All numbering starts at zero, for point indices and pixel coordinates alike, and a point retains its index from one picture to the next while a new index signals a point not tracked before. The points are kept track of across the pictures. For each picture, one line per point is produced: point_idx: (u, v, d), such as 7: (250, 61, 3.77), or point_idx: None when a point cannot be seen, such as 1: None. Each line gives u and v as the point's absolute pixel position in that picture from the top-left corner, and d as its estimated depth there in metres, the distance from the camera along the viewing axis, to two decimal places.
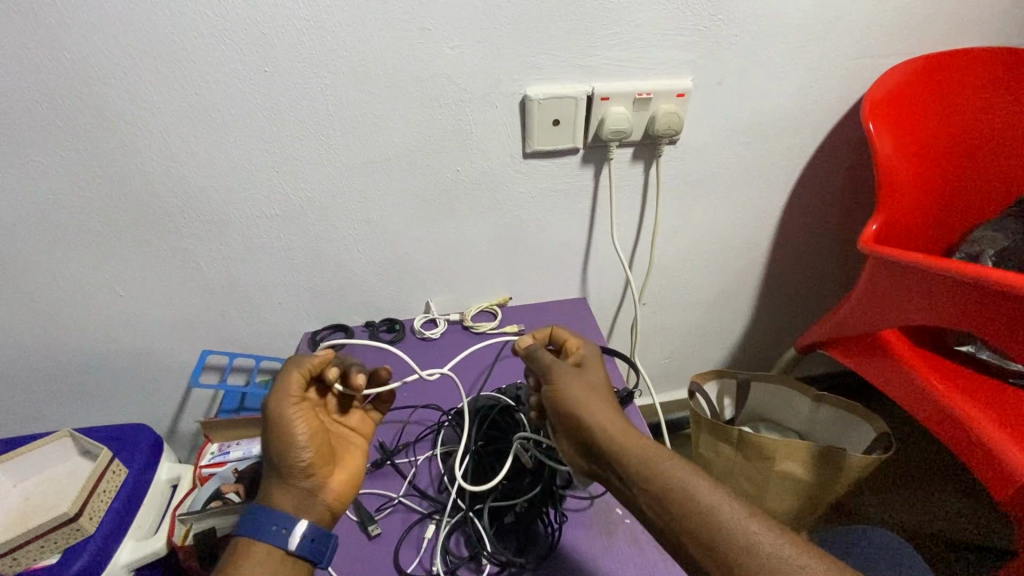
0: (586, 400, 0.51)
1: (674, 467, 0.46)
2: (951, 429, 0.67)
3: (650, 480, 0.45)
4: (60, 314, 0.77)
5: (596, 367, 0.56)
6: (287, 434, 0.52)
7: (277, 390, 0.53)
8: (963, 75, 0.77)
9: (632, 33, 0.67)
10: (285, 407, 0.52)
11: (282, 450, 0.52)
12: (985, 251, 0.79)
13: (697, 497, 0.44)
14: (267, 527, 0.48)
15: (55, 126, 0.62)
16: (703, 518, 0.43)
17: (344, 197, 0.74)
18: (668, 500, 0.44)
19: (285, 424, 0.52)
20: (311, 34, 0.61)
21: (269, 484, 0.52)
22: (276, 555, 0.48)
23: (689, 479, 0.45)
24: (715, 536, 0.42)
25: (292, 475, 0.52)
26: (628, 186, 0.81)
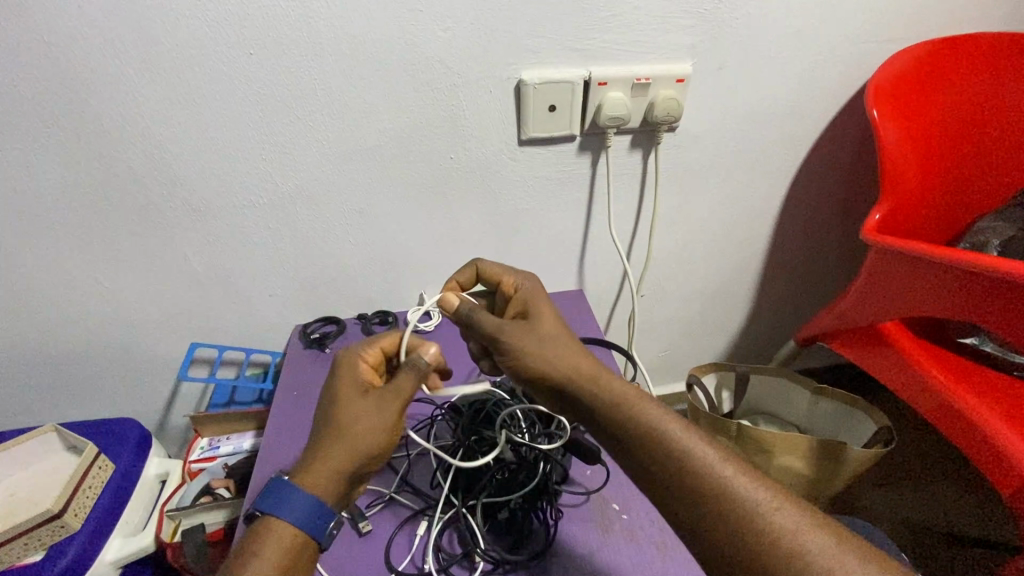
0: (542, 355, 0.49)
1: (640, 403, 0.46)
2: (953, 420, 0.66)
3: (614, 416, 0.46)
4: (42, 306, 0.75)
5: (540, 306, 0.54)
6: (384, 434, 0.49)
7: (396, 386, 0.50)
8: (968, 61, 0.75)
9: (630, 16, 0.65)
10: (396, 408, 0.49)
11: (370, 449, 0.48)
12: (991, 242, 0.77)
13: (665, 433, 0.44)
14: (309, 513, 0.45)
15: (30, 109, 0.59)
16: (671, 454, 0.43)
17: (334, 186, 0.72)
18: (634, 435, 0.45)
19: (384, 427, 0.49)
20: (297, 15, 0.58)
21: (323, 470, 0.47)
22: (306, 548, 0.45)
23: (656, 415, 0.45)
24: (686, 477, 0.42)
25: (357, 472, 0.48)
26: (625, 175, 0.79)
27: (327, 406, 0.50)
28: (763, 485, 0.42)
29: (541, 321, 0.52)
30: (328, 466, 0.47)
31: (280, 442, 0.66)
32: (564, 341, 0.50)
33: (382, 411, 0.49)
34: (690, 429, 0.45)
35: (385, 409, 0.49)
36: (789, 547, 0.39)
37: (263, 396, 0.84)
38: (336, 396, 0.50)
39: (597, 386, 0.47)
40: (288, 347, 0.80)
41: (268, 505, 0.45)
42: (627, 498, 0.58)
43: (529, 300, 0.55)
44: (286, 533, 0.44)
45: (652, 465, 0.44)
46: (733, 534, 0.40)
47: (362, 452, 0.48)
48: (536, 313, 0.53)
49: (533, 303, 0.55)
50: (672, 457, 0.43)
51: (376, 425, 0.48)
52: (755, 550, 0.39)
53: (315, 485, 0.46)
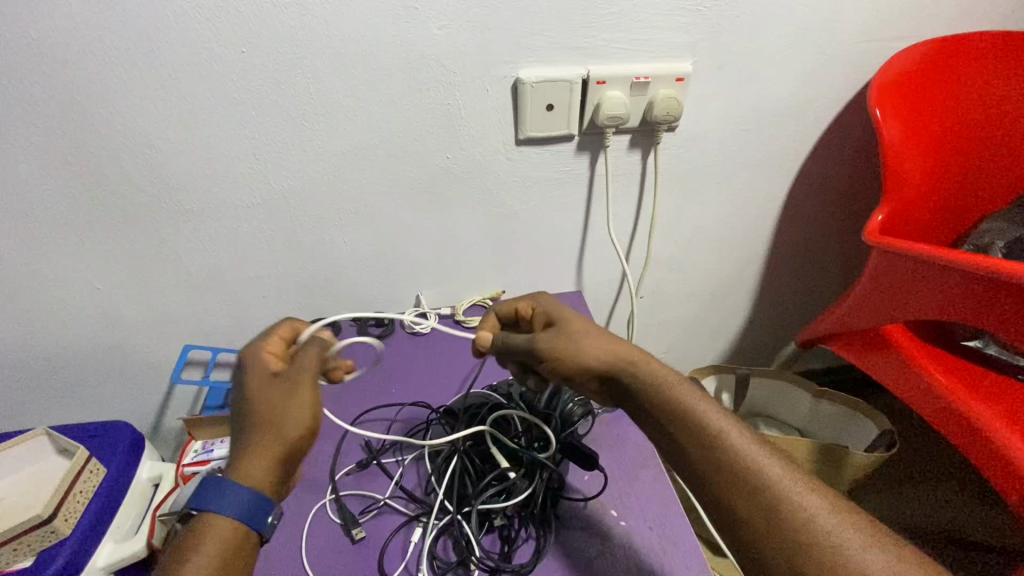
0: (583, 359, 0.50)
1: (678, 387, 0.48)
2: (956, 423, 0.66)
3: (657, 405, 0.48)
4: (33, 307, 0.74)
5: (565, 313, 0.55)
6: (307, 413, 0.49)
7: (310, 366, 0.51)
8: (972, 61, 0.74)
9: (629, 13, 0.64)
10: (313, 387, 0.50)
11: (296, 430, 0.48)
12: (994, 244, 0.76)
13: (703, 414, 0.46)
14: (244, 507, 0.44)
15: (17, 107, 0.58)
16: (710, 434, 0.45)
17: (328, 186, 0.71)
18: (676, 422, 0.46)
19: (308, 405, 0.49)
20: (290, 12, 0.57)
21: (251, 456, 0.46)
22: (246, 543, 0.44)
23: (694, 399, 0.47)
24: (724, 457, 0.43)
25: (286, 454, 0.48)
26: (624, 175, 0.78)
27: (240, 397, 0.49)
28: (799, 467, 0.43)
29: (571, 321, 0.54)
30: (256, 451, 0.46)
31: None
32: (596, 337, 0.52)
33: (300, 390, 0.49)
34: (727, 415, 0.47)
35: (302, 389, 0.49)
36: (827, 527, 0.40)
37: None
38: (247, 387, 0.50)
39: (637, 372, 0.50)
40: None
41: (208, 500, 0.44)
42: (626, 504, 0.57)
43: (555, 306, 0.57)
44: (224, 527, 0.43)
45: (692, 444, 0.45)
46: (772, 515, 0.41)
47: (287, 431, 0.47)
48: (566, 315, 0.55)
49: (558, 308, 0.57)
50: (711, 438, 0.45)
51: (287, 412, 0.48)
52: (801, 536, 0.40)
53: (246, 472, 0.45)
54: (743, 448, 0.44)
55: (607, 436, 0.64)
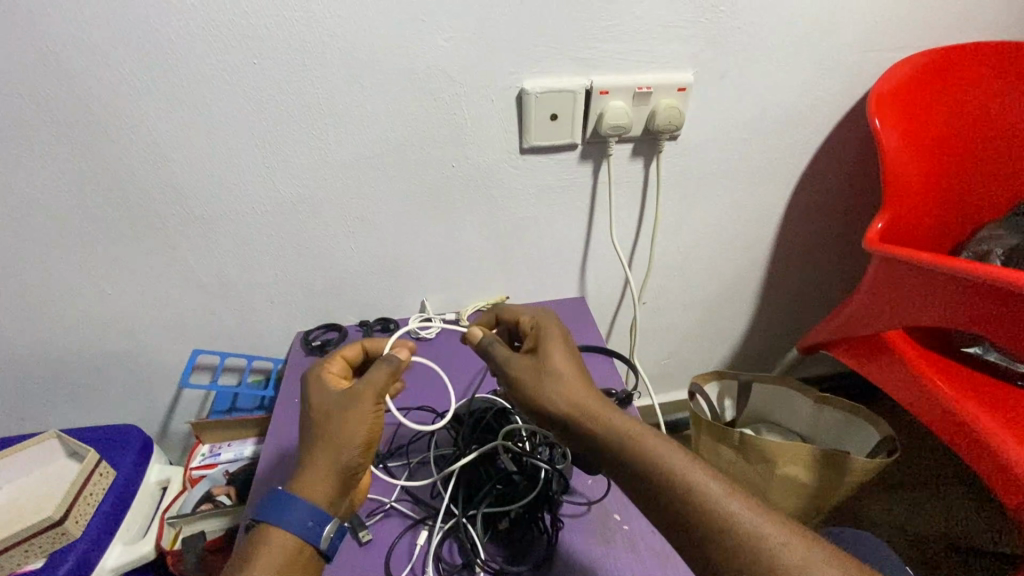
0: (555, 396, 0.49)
1: (646, 439, 0.45)
2: (954, 427, 0.66)
3: (623, 455, 0.45)
4: (47, 312, 0.76)
5: (551, 339, 0.53)
6: (361, 426, 0.49)
7: (369, 380, 0.51)
8: (970, 71, 0.75)
9: (631, 25, 0.65)
10: (370, 400, 0.50)
11: (350, 444, 0.48)
12: (993, 251, 0.77)
13: (675, 470, 0.43)
14: (304, 521, 0.45)
15: (35, 117, 0.60)
16: (683, 491, 0.42)
17: (335, 194, 0.72)
18: (644, 473, 0.44)
19: (360, 420, 0.49)
20: (301, 25, 0.59)
21: (308, 470, 0.48)
22: (304, 555, 0.46)
23: (665, 451, 0.45)
24: (699, 515, 0.41)
25: (343, 470, 0.48)
26: (627, 183, 0.80)
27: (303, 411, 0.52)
28: (781, 524, 0.41)
29: (551, 358, 0.51)
30: (312, 466, 0.48)
31: (280, 448, 0.66)
32: (569, 376, 0.50)
33: (354, 403, 0.50)
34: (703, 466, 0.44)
35: (359, 404, 0.50)
36: None
37: (264, 403, 0.84)
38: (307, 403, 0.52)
39: (605, 423, 0.47)
40: (290, 355, 0.80)
41: (267, 513, 0.46)
42: (628, 508, 0.57)
43: (542, 333, 0.54)
44: (280, 540, 0.45)
45: (665, 502, 0.43)
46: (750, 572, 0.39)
47: (343, 446, 0.48)
48: (548, 348, 0.52)
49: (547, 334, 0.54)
50: (683, 496, 0.42)
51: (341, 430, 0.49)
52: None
53: (303, 487, 0.47)
54: (719, 503, 0.41)
55: None
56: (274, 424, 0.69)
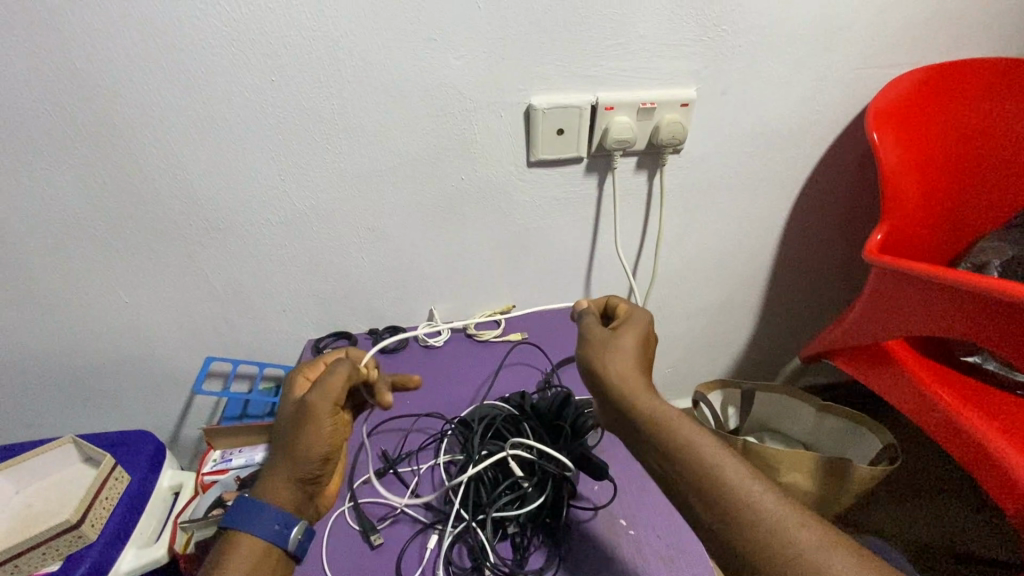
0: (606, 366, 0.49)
1: (689, 428, 0.45)
2: (955, 436, 0.67)
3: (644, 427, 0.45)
4: (66, 319, 0.78)
5: (632, 324, 0.53)
6: (316, 434, 0.53)
7: (324, 386, 0.53)
8: (967, 87, 0.77)
9: (635, 43, 0.67)
10: (324, 407, 0.53)
11: (305, 451, 0.52)
12: (991, 263, 0.79)
13: (701, 450, 0.43)
14: (266, 525, 0.49)
15: (61, 132, 0.62)
16: (720, 482, 0.42)
17: (347, 206, 0.74)
18: (664, 443, 0.44)
19: (318, 426, 0.53)
20: (318, 44, 0.61)
21: (270, 476, 0.53)
22: (273, 555, 0.50)
23: (709, 444, 0.44)
24: (731, 506, 0.41)
25: (301, 475, 0.53)
26: (631, 196, 0.81)
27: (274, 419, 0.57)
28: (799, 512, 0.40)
29: (622, 339, 0.51)
30: (277, 472, 0.53)
31: None
32: (626, 356, 0.50)
33: (308, 419, 0.53)
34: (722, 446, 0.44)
35: (310, 421, 0.53)
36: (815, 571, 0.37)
37: (276, 410, 0.84)
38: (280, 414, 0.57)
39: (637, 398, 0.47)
40: (302, 362, 0.82)
41: (236, 521, 0.50)
42: (634, 513, 0.59)
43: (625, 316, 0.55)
44: (247, 543, 0.49)
45: (698, 487, 0.42)
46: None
47: (300, 452, 0.52)
48: (625, 327, 0.52)
49: (629, 318, 0.54)
50: (720, 486, 0.42)
51: (293, 446, 0.52)
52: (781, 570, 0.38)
53: (265, 492, 0.52)
54: (754, 502, 0.41)
55: (616, 448, 0.66)
56: None
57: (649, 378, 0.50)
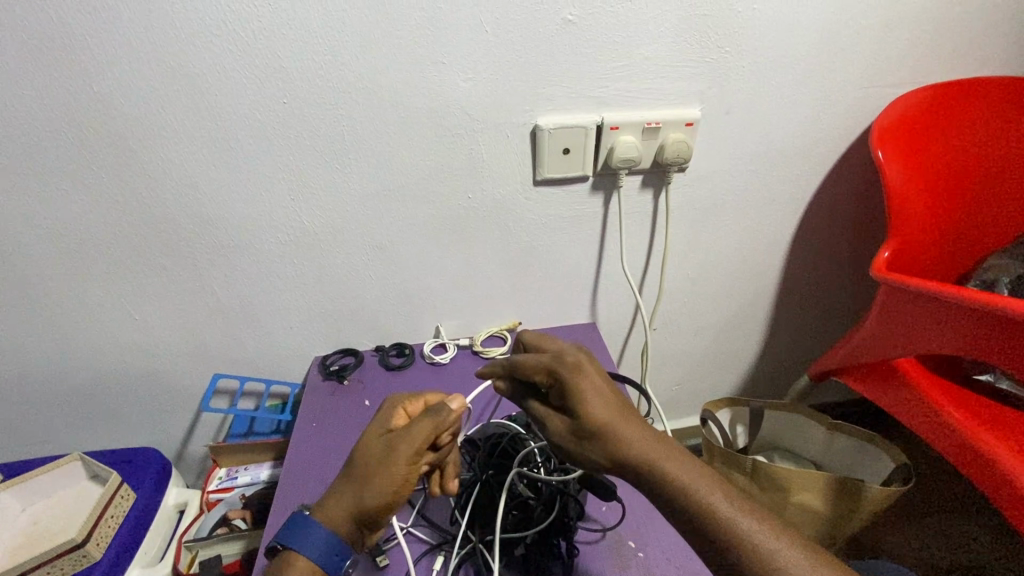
0: (588, 413, 0.47)
1: (680, 466, 0.45)
2: (964, 454, 0.66)
3: (644, 471, 0.45)
4: (76, 336, 0.79)
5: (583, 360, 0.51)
6: (393, 477, 0.50)
7: (416, 433, 0.52)
8: (970, 105, 0.77)
9: (639, 65, 0.68)
10: (410, 452, 0.51)
11: (376, 491, 0.50)
12: (1000, 280, 0.79)
13: (695, 488, 0.43)
14: (320, 549, 0.48)
15: (76, 155, 0.63)
16: (735, 542, 0.41)
17: (356, 224, 0.75)
18: (663, 488, 0.44)
19: (397, 472, 0.50)
20: (329, 68, 0.62)
21: (336, 500, 0.51)
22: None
23: (715, 497, 0.43)
24: (753, 569, 0.40)
25: (367, 514, 0.50)
26: (637, 214, 0.82)
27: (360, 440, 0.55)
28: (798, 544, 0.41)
29: (584, 380, 0.49)
30: (345, 501, 0.50)
31: (298, 476, 0.67)
32: (602, 396, 0.48)
33: (392, 447, 0.51)
34: (717, 480, 0.44)
35: (394, 451, 0.51)
36: None
37: (281, 427, 0.86)
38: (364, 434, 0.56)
39: (626, 444, 0.46)
40: (308, 380, 0.82)
41: (289, 537, 0.49)
42: (643, 536, 0.58)
43: (569, 390, 0.49)
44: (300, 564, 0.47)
45: (715, 550, 0.42)
46: None
47: (372, 483, 0.50)
48: (578, 407, 0.48)
49: (574, 391, 0.49)
50: (736, 544, 0.41)
51: (373, 471, 0.51)
52: None
53: (327, 516, 0.50)
54: (775, 554, 0.40)
55: None
56: (295, 444, 0.71)
57: (627, 407, 0.49)
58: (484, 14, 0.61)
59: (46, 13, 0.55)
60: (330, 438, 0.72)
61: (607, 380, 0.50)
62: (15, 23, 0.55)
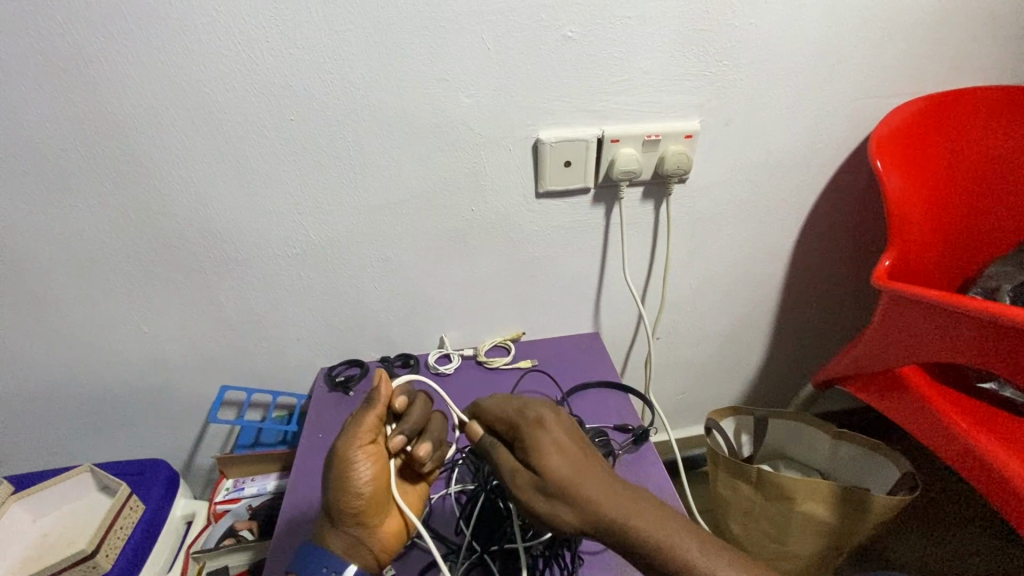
0: (551, 471, 0.48)
1: (647, 518, 0.46)
2: (974, 467, 0.66)
3: (610, 528, 0.46)
4: (87, 350, 0.80)
5: (546, 414, 0.53)
6: (348, 474, 0.51)
7: (353, 426, 0.53)
8: (968, 115, 0.78)
9: (639, 79, 0.69)
10: (353, 443, 0.52)
11: (336, 492, 0.51)
12: (1002, 288, 0.79)
13: (664, 540, 0.44)
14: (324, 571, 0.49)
15: (90, 174, 0.65)
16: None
17: (361, 237, 0.76)
18: (631, 541, 0.45)
19: (351, 464, 0.52)
20: (334, 86, 0.64)
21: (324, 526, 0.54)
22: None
23: (686, 544, 0.44)
24: None
25: (344, 518, 0.52)
26: (638, 225, 0.83)
27: None
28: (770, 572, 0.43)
29: (544, 437, 0.50)
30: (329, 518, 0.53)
31: (304, 485, 0.68)
32: (562, 454, 0.49)
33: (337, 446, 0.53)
34: (685, 526, 0.46)
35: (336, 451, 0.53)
36: None
37: (287, 438, 0.86)
38: None
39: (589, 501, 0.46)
40: (315, 391, 0.83)
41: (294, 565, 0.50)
42: None
43: (534, 447, 0.50)
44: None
45: None
46: None
47: (334, 490, 0.52)
48: (543, 464, 0.48)
49: (534, 446, 0.50)
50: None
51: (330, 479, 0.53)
52: None
53: (321, 537, 0.53)
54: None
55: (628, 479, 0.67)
56: (302, 454, 0.72)
57: (588, 460, 0.50)
58: (486, 32, 0.63)
59: (61, 37, 0.56)
60: None
61: (568, 436, 0.51)
62: (34, 48, 0.57)
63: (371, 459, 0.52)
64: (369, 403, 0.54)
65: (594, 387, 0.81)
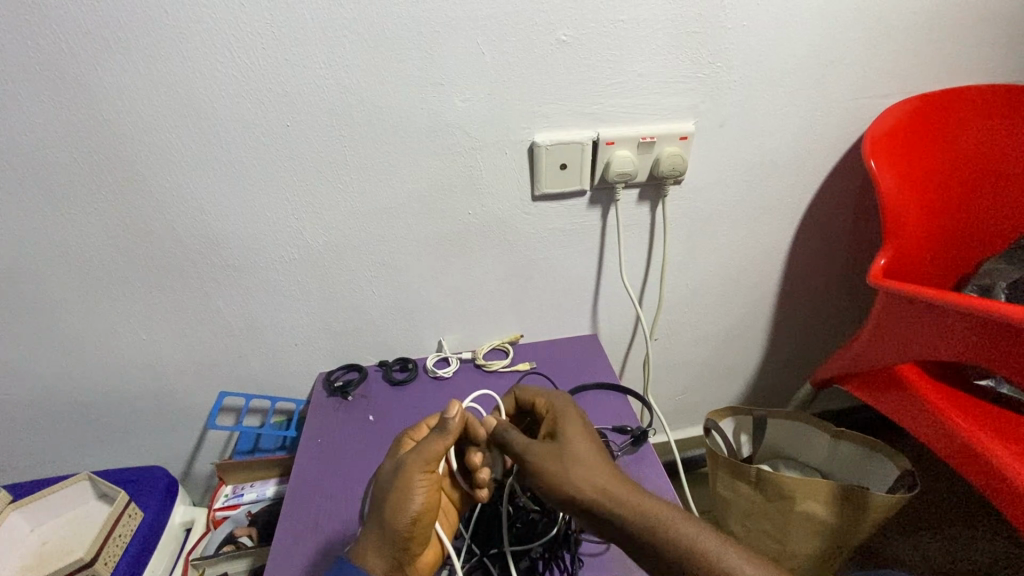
0: (569, 435, 0.54)
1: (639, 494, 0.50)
2: (974, 464, 0.66)
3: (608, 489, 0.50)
4: (84, 356, 0.80)
5: (568, 403, 0.60)
6: (410, 495, 0.51)
7: (423, 449, 0.53)
8: (960, 114, 0.78)
9: (632, 80, 0.69)
10: (420, 468, 0.52)
11: (394, 515, 0.51)
12: (997, 285, 0.80)
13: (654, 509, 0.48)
14: None
15: (86, 181, 0.65)
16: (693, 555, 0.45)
17: (358, 241, 0.76)
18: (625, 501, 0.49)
19: (411, 486, 0.52)
20: (329, 91, 0.64)
21: (367, 546, 0.52)
22: None
23: (671, 514, 0.48)
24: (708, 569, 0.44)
25: (393, 542, 0.51)
26: (634, 226, 0.83)
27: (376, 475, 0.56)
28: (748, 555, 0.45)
29: (565, 414, 0.58)
30: (371, 538, 0.52)
31: (301, 494, 0.67)
32: (580, 429, 0.56)
33: (406, 465, 0.52)
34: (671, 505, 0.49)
35: (402, 471, 0.52)
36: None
37: (287, 443, 0.86)
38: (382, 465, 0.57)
39: (593, 465, 0.51)
40: (313, 396, 0.83)
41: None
42: None
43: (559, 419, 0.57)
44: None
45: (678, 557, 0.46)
46: None
47: (389, 510, 0.51)
48: (564, 431, 0.55)
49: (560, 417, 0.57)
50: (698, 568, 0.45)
51: (387, 493, 0.52)
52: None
53: (361, 557, 0.51)
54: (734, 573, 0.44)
55: None
56: (300, 459, 0.72)
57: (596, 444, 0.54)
58: (481, 37, 0.63)
59: (57, 47, 0.57)
60: (332, 453, 0.73)
61: (580, 420, 0.57)
62: (27, 55, 0.57)
63: (434, 489, 0.53)
64: (442, 431, 0.54)
65: (592, 389, 0.81)
